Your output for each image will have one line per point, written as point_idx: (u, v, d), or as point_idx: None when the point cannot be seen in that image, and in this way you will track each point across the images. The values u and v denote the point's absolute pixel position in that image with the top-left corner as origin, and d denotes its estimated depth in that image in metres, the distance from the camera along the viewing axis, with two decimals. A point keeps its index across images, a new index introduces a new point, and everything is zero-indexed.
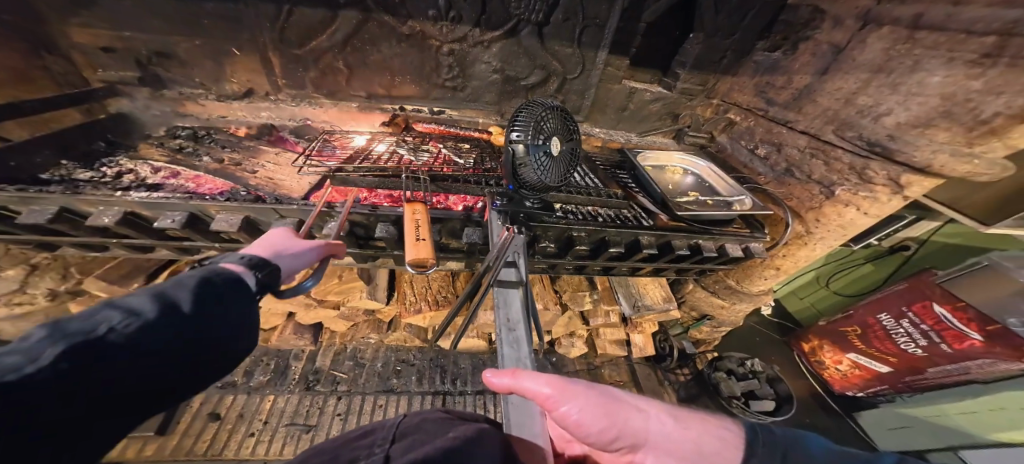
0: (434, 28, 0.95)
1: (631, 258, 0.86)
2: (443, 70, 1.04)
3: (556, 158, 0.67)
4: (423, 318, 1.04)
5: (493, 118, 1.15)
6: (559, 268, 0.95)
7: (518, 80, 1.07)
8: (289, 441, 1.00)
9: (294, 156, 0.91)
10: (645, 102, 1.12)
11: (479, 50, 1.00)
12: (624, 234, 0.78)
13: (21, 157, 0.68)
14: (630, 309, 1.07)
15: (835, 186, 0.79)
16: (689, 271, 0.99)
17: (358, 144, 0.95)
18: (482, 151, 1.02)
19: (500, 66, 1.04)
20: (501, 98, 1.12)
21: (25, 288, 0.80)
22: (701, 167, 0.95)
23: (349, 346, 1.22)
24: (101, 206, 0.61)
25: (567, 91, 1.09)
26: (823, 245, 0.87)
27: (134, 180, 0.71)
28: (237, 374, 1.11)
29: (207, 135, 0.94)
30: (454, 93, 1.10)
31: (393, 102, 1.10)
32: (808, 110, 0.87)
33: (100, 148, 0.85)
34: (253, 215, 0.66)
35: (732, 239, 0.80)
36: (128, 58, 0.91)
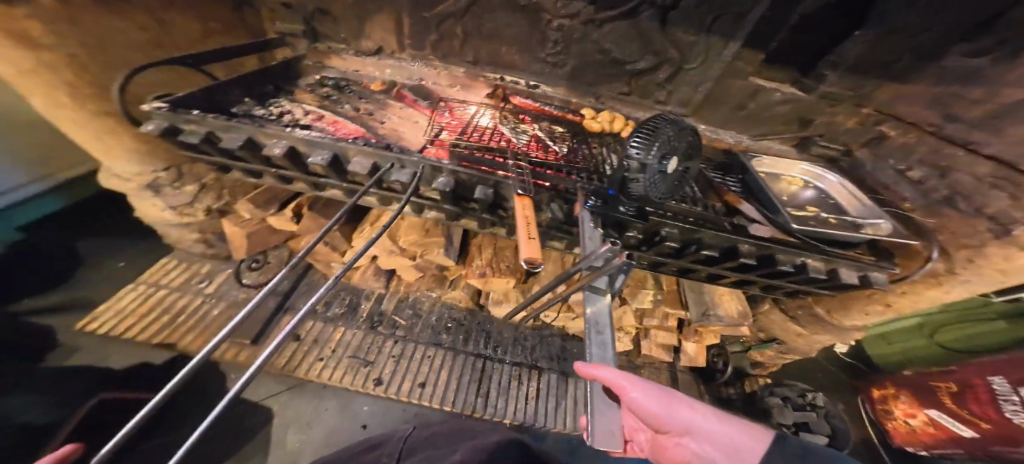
0: (549, 1, 0.93)
1: (721, 264, 0.82)
2: (547, 45, 1.04)
3: (670, 177, 0.61)
4: (484, 283, 1.07)
5: (587, 99, 1.15)
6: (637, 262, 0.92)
7: (625, 63, 1.04)
8: (349, 371, 1.11)
9: (416, 113, 0.99)
10: (771, 103, 1.03)
11: (588, 28, 0.98)
12: (724, 239, 0.73)
13: (223, 93, 0.82)
14: (698, 316, 1.01)
15: (1013, 225, 0.64)
16: (779, 289, 0.92)
17: (467, 116, 0.99)
18: (575, 135, 1.01)
19: (607, 47, 1.01)
20: (601, 80, 1.11)
21: (198, 200, 1.11)
22: (830, 182, 0.87)
23: (409, 296, 1.30)
24: (275, 139, 0.71)
25: (681, 80, 1.05)
26: (965, 288, 0.77)
27: (292, 119, 0.81)
28: (319, 302, 1.24)
29: (347, 87, 1.04)
30: (553, 69, 1.10)
31: (495, 71, 1.12)
32: (1007, 133, 0.64)
33: (271, 91, 0.95)
34: (380, 161, 0.76)
35: (848, 263, 0.73)
36: (298, 14, 1.04)
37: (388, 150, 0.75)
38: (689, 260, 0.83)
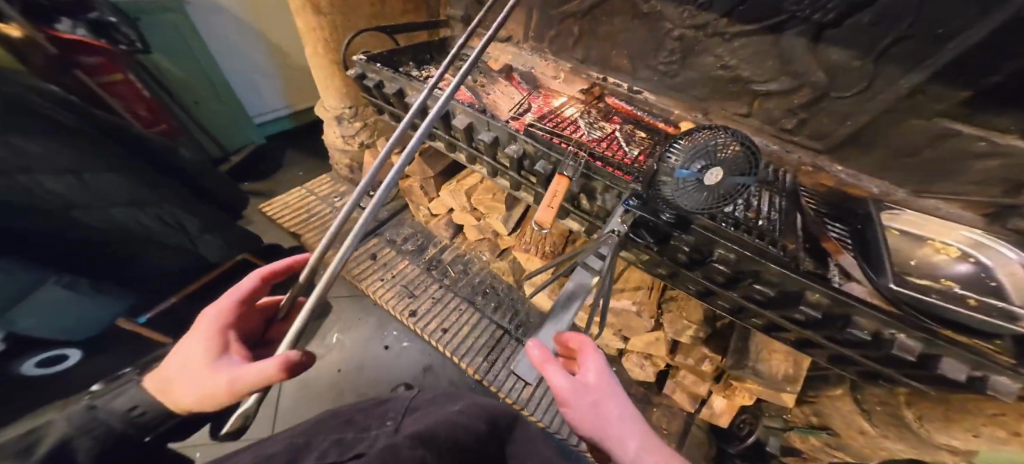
0: (674, 10, 0.92)
1: (777, 311, 0.64)
2: (663, 53, 1.02)
3: (710, 189, 0.55)
4: (526, 259, 1.15)
5: (692, 113, 1.08)
6: (683, 281, 0.80)
7: (751, 82, 0.92)
8: (395, 296, 1.29)
9: (516, 94, 1.15)
10: (971, 154, 0.70)
11: (717, 41, 0.91)
12: (796, 283, 0.56)
13: (400, 57, 1.21)
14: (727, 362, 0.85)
15: None
16: (852, 369, 0.63)
17: (556, 103, 1.08)
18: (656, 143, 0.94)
19: (734, 63, 0.92)
20: (714, 96, 1.01)
21: (355, 133, 1.54)
22: (1004, 258, 0.57)
23: (467, 255, 1.41)
24: (416, 92, 1.06)
25: (821, 110, 0.86)
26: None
27: (432, 80, 1.13)
28: (399, 236, 1.50)
29: (477, 62, 1.29)
30: (662, 78, 1.07)
31: (601, 72, 1.17)
32: None
33: (426, 59, 1.28)
34: (475, 122, 0.96)
35: (960, 352, 0.46)
36: (462, 2, 1.31)
37: (483, 115, 0.94)
38: (739, 296, 0.68)
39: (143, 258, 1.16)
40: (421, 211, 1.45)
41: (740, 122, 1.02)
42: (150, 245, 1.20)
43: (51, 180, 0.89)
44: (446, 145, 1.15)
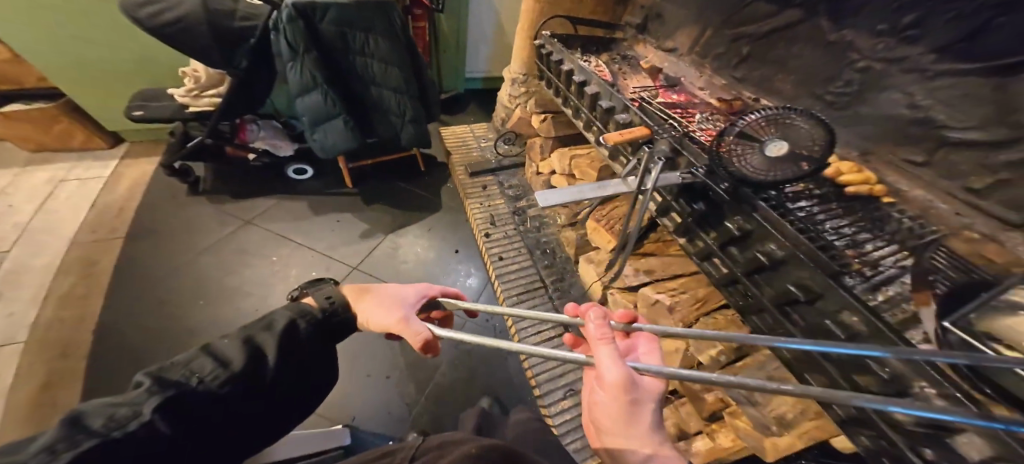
0: (869, 42, 0.86)
1: (805, 332, 0.66)
2: (837, 83, 0.94)
3: (774, 158, 0.76)
4: (601, 235, 1.51)
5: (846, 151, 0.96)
6: (733, 289, 0.87)
7: (946, 130, 0.77)
8: (483, 218, 1.95)
9: (651, 84, 1.30)
10: None
11: (912, 78, 0.80)
12: (838, 300, 0.59)
13: (577, 43, 1.59)
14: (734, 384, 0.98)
15: None
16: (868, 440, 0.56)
17: (687, 101, 1.17)
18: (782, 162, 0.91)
19: (926, 104, 0.79)
20: (885, 140, 0.89)
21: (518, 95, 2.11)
22: None
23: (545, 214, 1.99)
24: (572, 65, 1.37)
25: None
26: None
27: (590, 60, 1.42)
28: (508, 183, 2.16)
29: (630, 58, 1.51)
30: (828, 110, 0.98)
31: (755, 94, 1.16)
32: None
33: (592, 48, 1.61)
34: (602, 91, 1.19)
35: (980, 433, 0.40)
36: (653, 14, 1.55)
37: (611, 88, 1.16)
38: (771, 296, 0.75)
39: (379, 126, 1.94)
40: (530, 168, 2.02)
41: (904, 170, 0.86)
42: (386, 120, 1.93)
43: (377, 67, 1.75)
44: (575, 112, 1.41)
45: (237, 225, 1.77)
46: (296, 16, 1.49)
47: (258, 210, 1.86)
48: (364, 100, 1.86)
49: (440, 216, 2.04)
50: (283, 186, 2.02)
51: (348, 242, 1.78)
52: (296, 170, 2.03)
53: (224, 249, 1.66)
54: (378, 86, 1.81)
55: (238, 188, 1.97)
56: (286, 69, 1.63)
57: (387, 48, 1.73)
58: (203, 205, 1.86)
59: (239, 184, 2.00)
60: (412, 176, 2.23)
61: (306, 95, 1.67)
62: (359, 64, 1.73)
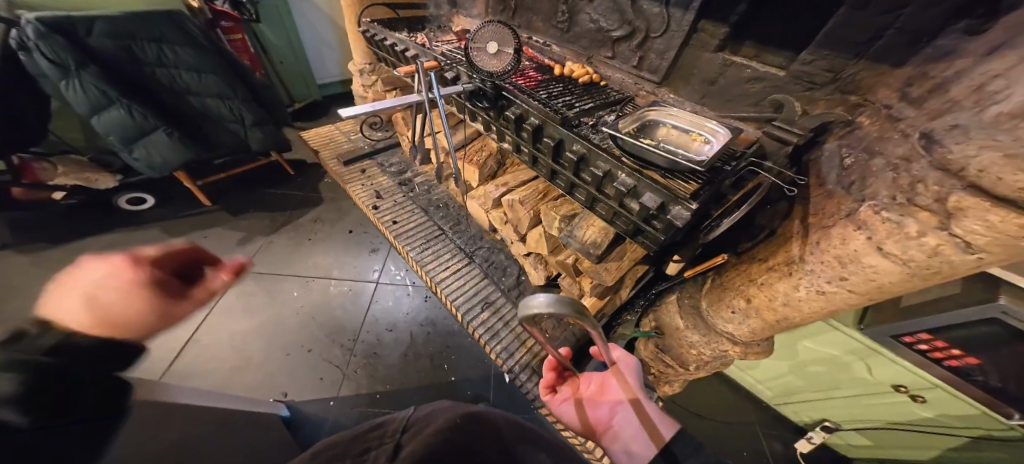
0: None
1: (566, 164, 1.31)
2: (560, 16, 1.78)
3: (492, 55, 1.29)
4: (472, 173, 1.87)
5: (580, 55, 1.79)
6: (540, 167, 1.47)
7: (610, 31, 1.61)
8: (368, 195, 2.20)
9: (453, 40, 1.86)
10: (740, 81, 1.37)
11: (586, 5, 1.64)
12: (570, 139, 1.24)
13: (414, 25, 2.14)
14: (566, 235, 1.44)
15: (869, 204, 0.82)
16: (613, 202, 1.22)
17: None
18: (552, 79, 1.62)
19: (596, 17, 1.63)
20: (593, 45, 1.72)
21: (368, 83, 2.48)
22: (721, 135, 1.18)
23: (430, 182, 2.38)
24: (400, 38, 1.85)
25: (651, 47, 1.52)
26: (810, 281, 0.94)
27: (409, 36, 1.87)
28: (388, 162, 2.48)
29: (443, 28, 2.16)
30: (562, 33, 1.82)
31: (528, 32, 1.99)
32: (872, 187, 0.84)
33: (417, 25, 2.15)
34: (421, 54, 1.72)
35: (652, 188, 1.07)
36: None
37: (425, 49, 1.70)
38: (549, 155, 1.35)
39: (212, 131, 2.07)
40: (408, 141, 2.29)
41: (608, 63, 1.70)
42: (221, 126, 2.10)
43: (185, 76, 1.87)
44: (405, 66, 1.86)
45: (74, 266, 1.89)
46: (47, 30, 1.46)
47: (94, 250, 1.98)
48: (184, 109, 1.94)
49: (326, 208, 2.34)
50: (122, 219, 2.16)
51: (226, 251, 2.03)
52: (132, 199, 2.15)
53: None
54: (197, 94, 1.94)
55: (70, 232, 2.07)
56: (59, 89, 1.58)
57: (193, 55, 1.88)
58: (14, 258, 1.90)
59: (53, 231, 2.07)
60: (283, 182, 2.45)
61: (102, 112, 1.67)
62: (163, 75, 1.82)
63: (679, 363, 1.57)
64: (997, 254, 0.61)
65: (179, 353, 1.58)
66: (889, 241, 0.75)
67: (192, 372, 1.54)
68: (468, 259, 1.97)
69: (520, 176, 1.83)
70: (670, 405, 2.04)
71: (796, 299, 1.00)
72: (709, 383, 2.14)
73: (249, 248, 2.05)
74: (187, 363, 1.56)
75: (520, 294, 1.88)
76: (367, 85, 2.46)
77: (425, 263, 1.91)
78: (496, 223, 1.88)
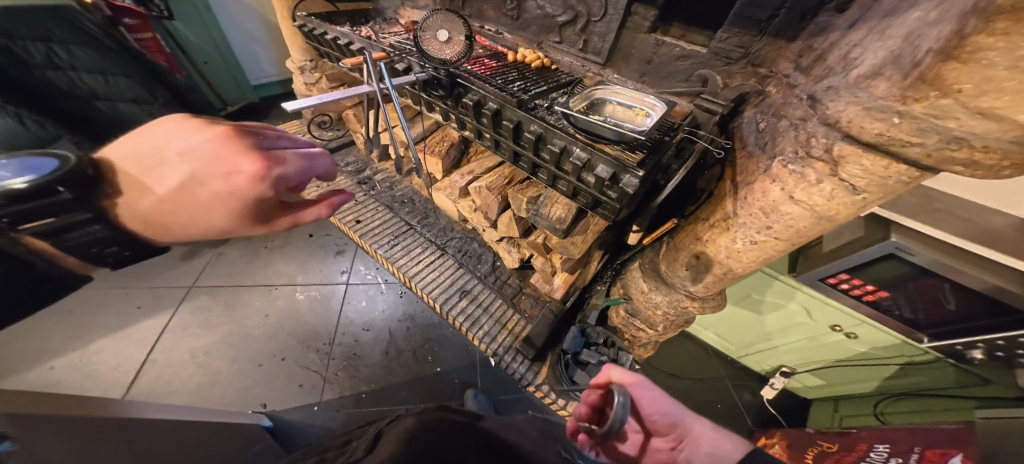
0: None
1: (527, 145, 1.36)
2: (508, 4, 1.82)
3: (443, 43, 1.30)
4: (434, 164, 1.87)
5: (530, 42, 1.85)
6: (503, 150, 1.52)
7: (556, 17, 1.68)
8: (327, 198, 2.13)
9: (400, 31, 1.83)
10: (673, 59, 1.51)
11: None
12: (528, 121, 1.30)
13: (358, 17, 2.07)
14: (532, 214, 1.50)
15: (776, 160, 0.93)
16: (572, 177, 1.31)
17: None
18: (506, 66, 1.67)
19: (541, 3, 1.69)
20: (542, 32, 1.79)
21: (313, 79, 2.36)
22: (658, 108, 1.31)
23: (391, 179, 2.33)
24: (344, 31, 1.78)
25: (593, 31, 1.62)
26: (744, 232, 1.04)
27: (354, 29, 1.82)
28: (343, 162, 2.39)
29: (389, 19, 2.12)
30: (511, 21, 1.87)
31: (478, 22, 2.02)
32: (777, 143, 0.99)
33: (360, 17, 2.09)
34: (367, 46, 1.68)
35: (605, 160, 1.17)
36: None
37: (372, 41, 1.67)
38: (510, 138, 1.40)
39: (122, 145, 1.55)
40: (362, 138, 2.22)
41: (557, 48, 1.78)
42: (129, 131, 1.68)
43: None
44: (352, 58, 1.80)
45: None
46: None
47: None
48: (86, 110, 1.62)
49: None
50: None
51: (168, 269, 1.85)
52: None
53: None
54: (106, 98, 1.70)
55: None
56: None
57: None
58: None
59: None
60: None
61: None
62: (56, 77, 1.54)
63: (648, 325, 1.61)
64: (874, 193, 0.77)
65: (136, 376, 1.46)
66: (796, 190, 0.87)
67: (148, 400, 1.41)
68: (440, 251, 1.99)
69: (483, 163, 1.85)
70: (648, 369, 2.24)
71: (736, 251, 1.09)
72: (678, 345, 2.38)
73: (196, 263, 1.88)
74: (148, 385, 1.44)
75: (497, 279, 1.94)
76: (311, 82, 2.34)
77: (396, 259, 1.90)
78: (466, 212, 1.90)
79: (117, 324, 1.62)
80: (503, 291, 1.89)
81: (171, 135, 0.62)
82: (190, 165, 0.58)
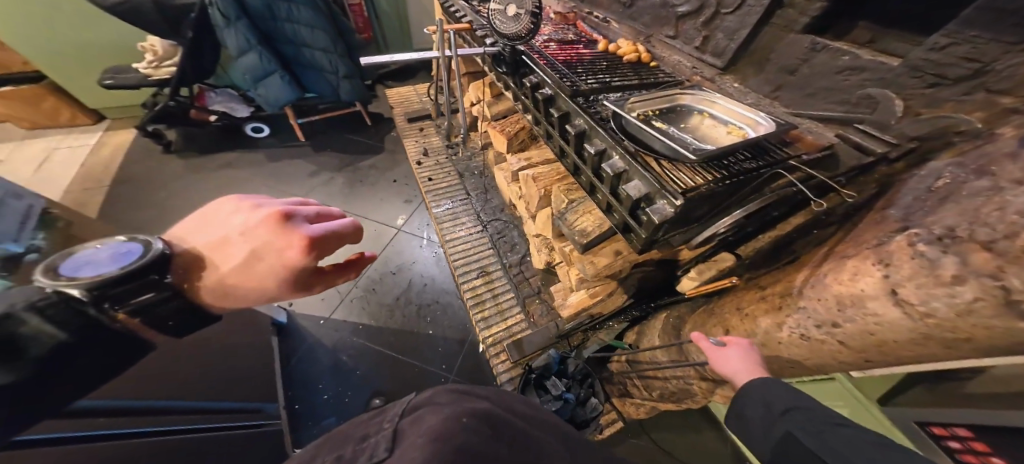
0: None
1: (571, 143, 1.19)
2: None
3: (514, 17, 1.24)
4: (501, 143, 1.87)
5: (639, 33, 1.61)
6: (552, 142, 1.38)
7: (675, 8, 1.40)
8: (416, 153, 2.45)
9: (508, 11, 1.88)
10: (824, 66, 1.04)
11: None
12: (578, 115, 1.15)
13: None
14: (560, 217, 1.33)
15: (899, 233, 0.53)
16: (605, 189, 1.08)
17: None
18: (601, 57, 1.49)
19: None
20: (654, 23, 1.53)
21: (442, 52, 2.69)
22: (760, 127, 0.95)
23: (470, 150, 2.49)
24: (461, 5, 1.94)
25: (718, 25, 1.27)
26: (799, 321, 0.69)
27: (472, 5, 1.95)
28: (441, 127, 2.68)
29: None
30: (624, 9, 1.66)
31: (592, 9, 1.88)
32: (924, 206, 0.56)
33: None
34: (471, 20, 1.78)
35: (645, 177, 0.92)
36: None
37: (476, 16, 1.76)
38: (558, 132, 1.26)
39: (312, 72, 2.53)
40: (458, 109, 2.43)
41: (668, 43, 1.49)
42: (321, 75, 2.56)
43: (304, 30, 2.30)
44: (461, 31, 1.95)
45: (210, 170, 2.54)
46: None
47: (222, 162, 2.62)
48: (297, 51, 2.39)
49: (382, 157, 2.67)
50: (244, 142, 2.79)
51: (303, 178, 2.49)
52: (253, 127, 2.72)
53: (205, 183, 2.45)
54: (309, 46, 2.38)
55: (208, 144, 2.75)
56: (223, 33, 2.14)
57: (308, 14, 2.26)
58: (176, 159, 2.61)
59: (202, 142, 2.77)
60: (360, 131, 2.89)
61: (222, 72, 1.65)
62: (288, 28, 2.27)
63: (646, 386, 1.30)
64: None
65: None
66: (907, 284, 0.48)
67: None
68: (481, 227, 2.03)
69: (542, 152, 1.77)
70: (637, 434, 1.61)
71: (777, 342, 0.76)
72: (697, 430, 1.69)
73: (317, 181, 2.48)
74: None
75: (520, 273, 1.85)
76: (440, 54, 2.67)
77: (441, 220, 2.04)
78: (514, 197, 1.86)
79: None
80: (520, 288, 1.78)
81: (235, 204, 0.44)
82: (248, 238, 0.39)
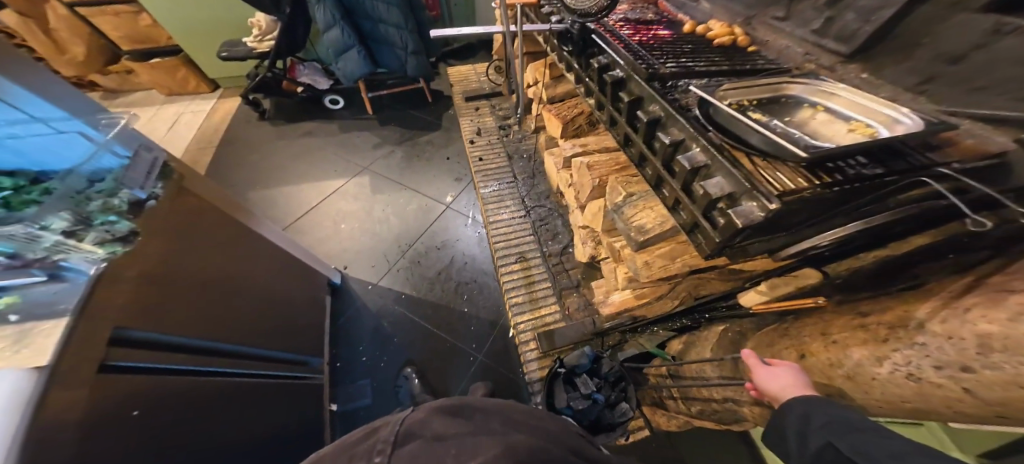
0: None
1: (641, 132, 1.06)
2: None
3: None
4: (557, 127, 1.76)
5: (738, 16, 1.37)
6: (616, 130, 1.25)
7: None
8: (470, 131, 2.47)
9: None
10: None
11: None
12: (654, 100, 1.01)
13: None
14: (616, 211, 1.23)
15: None
16: (677, 185, 0.94)
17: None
18: (690, 40, 1.29)
19: None
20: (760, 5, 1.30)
21: None
22: (902, 125, 0.73)
23: (522, 132, 2.43)
24: None
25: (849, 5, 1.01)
26: (916, 357, 0.51)
27: None
28: (498, 107, 2.66)
29: None
30: None
31: None
32: None
33: None
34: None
35: (732, 174, 0.77)
36: None
37: None
38: (626, 118, 1.13)
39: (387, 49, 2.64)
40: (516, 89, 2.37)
41: (775, 27, 1.24)
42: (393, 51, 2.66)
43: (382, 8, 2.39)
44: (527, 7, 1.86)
45: (294, 137, 2.87)
46: None
47: (303, 130, 2.94)
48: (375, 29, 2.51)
49: (438, 134, 2.74)
50: (323, 113, 3.08)
51: (367, 149, 2.69)
52: (331, 99, 2.99)
53: (290, 147, 2.78)
54: (385, 23, 2.48)
55: (294, 114, 3.09)
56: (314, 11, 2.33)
57: None
58: (268, 126, 2.99)
59: (290, 111, 3.13)
60: (422, 107, 3.00)
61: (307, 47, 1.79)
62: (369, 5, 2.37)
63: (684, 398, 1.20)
64: None
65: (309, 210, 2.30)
66: None
67: (313, 224, 2.21)
68: (524, 212, 1.99)
69: (600, 140, 1.64)
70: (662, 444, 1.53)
71: (871, 377, 0.59)
72: None
73: (379, 152, 2.65)
74: (312, 217, 2.26)
75: (560, 263, 1.79)
76: None
77: (488, 201, 2.05)
78: (563, 185, 1.77)
79: (327, 172, 2.53)
80: (558, 279, 1.73)
81: None
82: None
